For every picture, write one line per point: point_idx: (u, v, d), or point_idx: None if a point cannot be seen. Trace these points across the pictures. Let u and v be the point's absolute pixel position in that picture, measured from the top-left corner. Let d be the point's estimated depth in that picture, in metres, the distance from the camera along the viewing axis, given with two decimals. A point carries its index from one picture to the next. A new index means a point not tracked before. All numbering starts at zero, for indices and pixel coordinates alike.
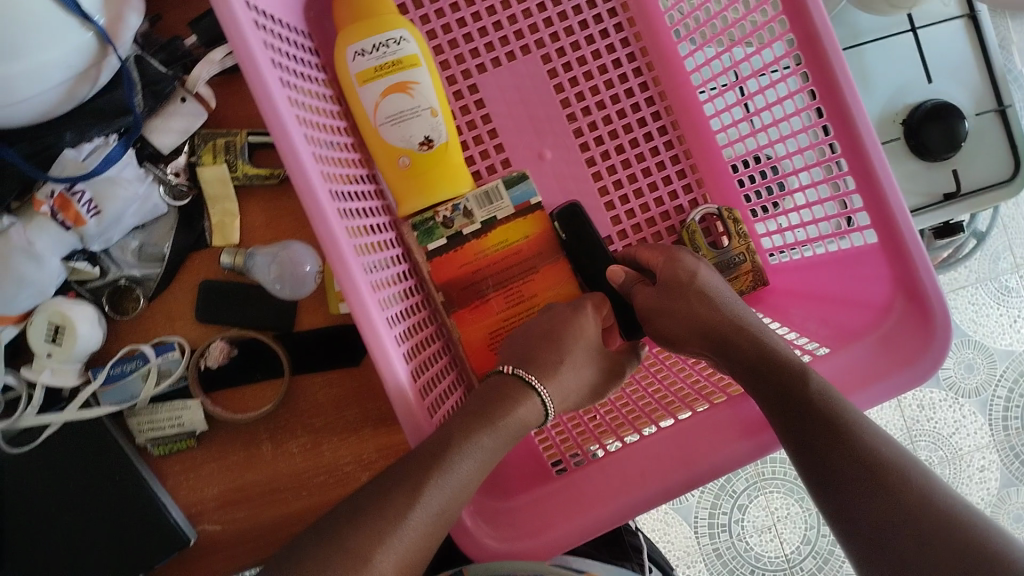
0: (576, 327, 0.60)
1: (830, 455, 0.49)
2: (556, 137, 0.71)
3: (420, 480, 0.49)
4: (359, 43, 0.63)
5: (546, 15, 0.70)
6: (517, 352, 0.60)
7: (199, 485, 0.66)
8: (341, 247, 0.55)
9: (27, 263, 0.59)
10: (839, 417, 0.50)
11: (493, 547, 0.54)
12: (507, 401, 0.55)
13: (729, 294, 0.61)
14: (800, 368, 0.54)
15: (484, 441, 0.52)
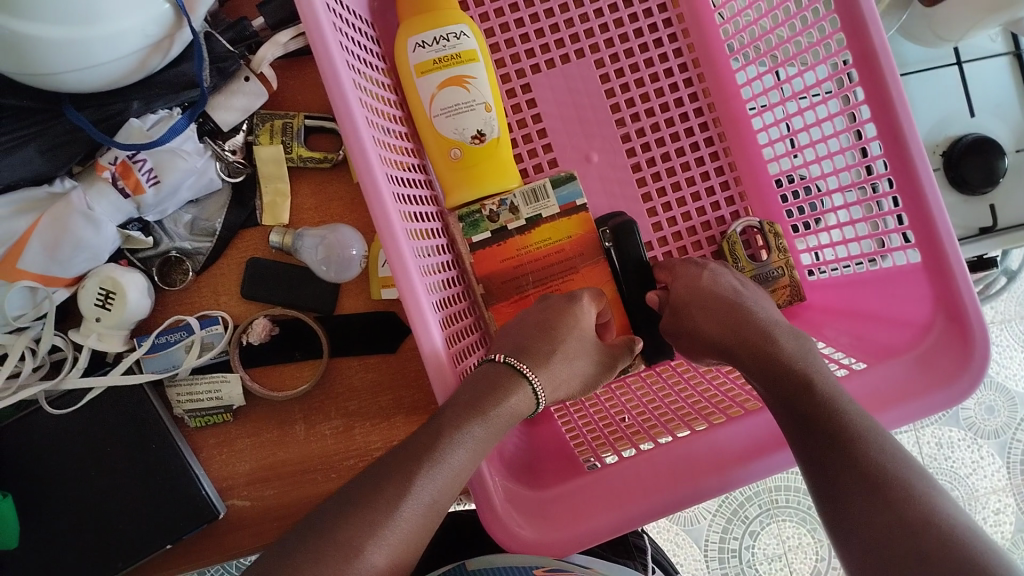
0: (571, 318, 0.60)
1: (829, 456, 0.48)
2: (604, 140, 0.72)
3: (411, 471, 0.49)
4: (421, 35, 0.65)
5: (603, 21, 0.72)
6: (511, 338, 0.59)
7: (233, 459, 0.67)
8: (394, 228, 0.55)
9: (84, 225, 0.61)
10: (846, 428, 0.49)
11: (525, 536, 0.54)
12: (505, 388, 0.54)
13: (728, 297, 0.62)
14: (804, 381, 0.53)
15: (475, 431, 0.51)
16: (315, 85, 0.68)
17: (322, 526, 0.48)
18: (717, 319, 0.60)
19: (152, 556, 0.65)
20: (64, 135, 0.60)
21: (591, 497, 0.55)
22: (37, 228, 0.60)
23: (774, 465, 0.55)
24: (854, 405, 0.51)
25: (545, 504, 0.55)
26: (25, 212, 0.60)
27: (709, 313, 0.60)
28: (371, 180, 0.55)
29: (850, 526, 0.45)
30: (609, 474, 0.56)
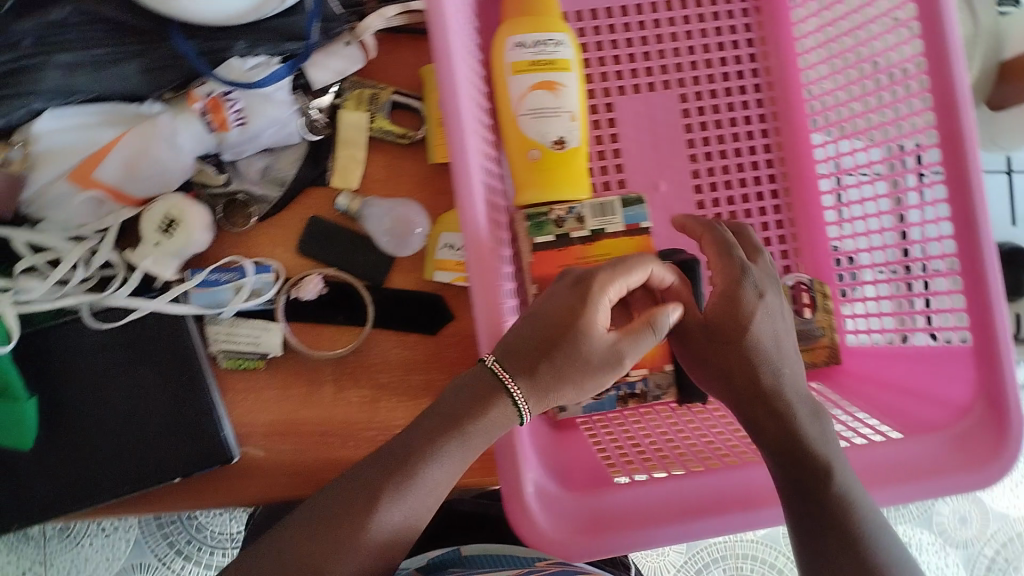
0: (580, 317, 0.51)
1: (821, 525, 0.50)
2: (674, 172, 0.74)
3: (380, 491, 0.49)
4: (521, 35, 0.67)
5: (694, 58, 0.73)
6: (515, 333, 0.52)
7: (256, 408, 0.67)
8: (477, 212, 0.56)
9: (166, 150, 0.60)
10: (843, 518, 0.50)
11: (548, 532, 0.54)
12: (489, 408, 0.51)
13: (767, 356, 0.55)
14: (824, 467, 0.51)
15: (451, 450, 0.50)
16: (409, 63, 0.69)
17: (297, 535, 0.48)
18: (752, 373, 0.55)
19: (160, 489, 0.64)
20: (164, 61, 0.60)
21: (618, 510, 0.56)
22: (119, 145, 0.59)
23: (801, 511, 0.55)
24: (858, 487, 0.51)
25: (570, 506, 0.56)
26: (113, 125, 0.60)
27: (744, 361, 0.55)
28: (462, 169, 0.56)
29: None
30: (643, 489, 0.56)
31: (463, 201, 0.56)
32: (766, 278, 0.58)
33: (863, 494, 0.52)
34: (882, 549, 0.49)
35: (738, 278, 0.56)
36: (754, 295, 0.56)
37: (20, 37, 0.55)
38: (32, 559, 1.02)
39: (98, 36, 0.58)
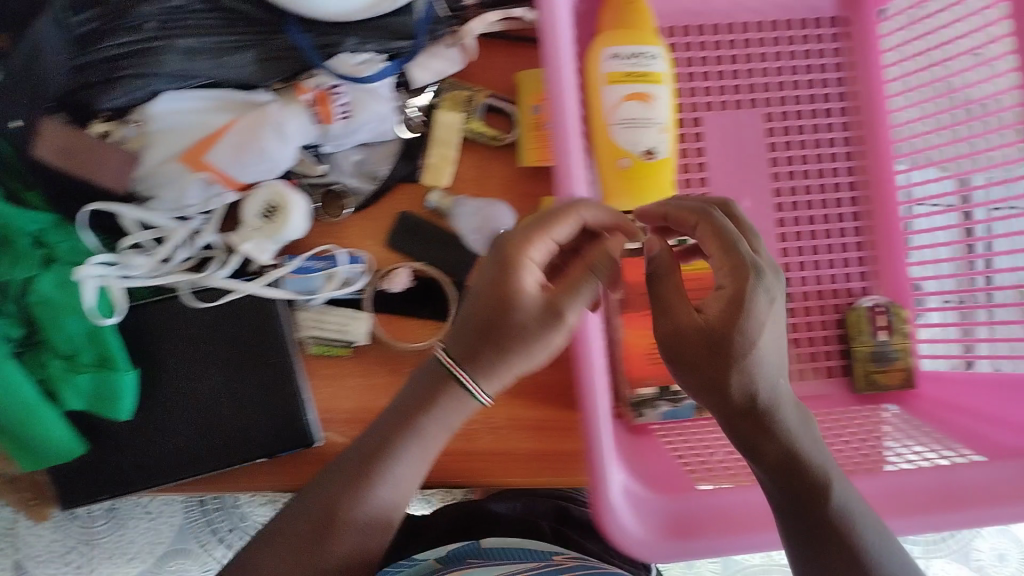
0: (508, 289, 0.50)
1: (817, 536, 0.49)
2: (755, 190, 0.74)
3: (341, 496, 0.51)
4: (617, 47, 0.68)
5: (782, 79, 0.74)
6: (462, 316, 0.52)
7: (337, 395, 0.69)
8: None
9: (272, 138, 0.61)
10: (832, 522, 0.49)
11: (635, 532, 0.57)
12: (437, 397, 0.53)
13: (768, 370, 0.49)
14: (818, 481, 0.50)
15: (409, 447, 0.52)
16: (505, 68, 0.71)
17: (272, 546, 0.50)
18: (747, 390, 0.49)
19: (244, 466, 0.66)
20: (277, 51, 0.62)
21: (699, 518, 0.58)
22: (229, 130, 0.61)
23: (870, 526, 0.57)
24: (854, 496, 0.50)
25: (657, 509, 0.59)
26: (222, 111, 0.62)
27: (746, 374, 0.49)
28: (567, 178, 0.58)
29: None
30: (723, 496, 0.59)
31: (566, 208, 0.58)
32: (769, 268, 0.51)
33: (854, 496, 0.51)
34: (874, 552, 0.49)
35: (746, 279, 0.49)
36: (765, 296, 0.49)
37: (144, 20, 0.58)
38: (78, 537, 1.04)
39: (216, 23, 0.60)
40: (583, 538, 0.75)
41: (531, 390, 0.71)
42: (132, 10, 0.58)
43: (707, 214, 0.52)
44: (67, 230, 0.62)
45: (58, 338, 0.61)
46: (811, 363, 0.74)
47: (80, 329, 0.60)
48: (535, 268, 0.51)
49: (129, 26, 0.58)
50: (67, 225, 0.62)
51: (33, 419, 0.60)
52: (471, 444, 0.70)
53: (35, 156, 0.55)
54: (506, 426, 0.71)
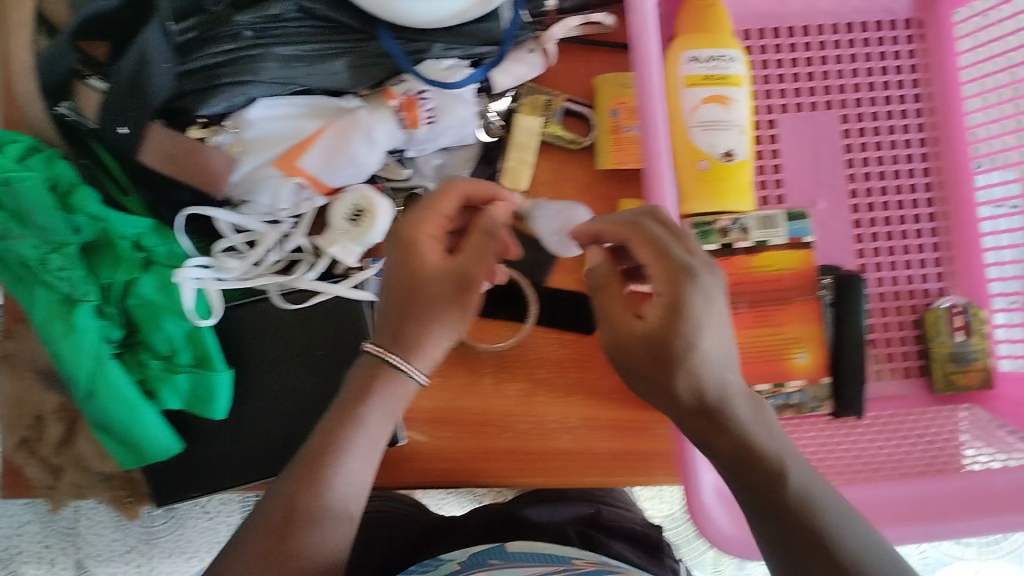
0: (415, 264, 0.58)
1: (780, 523, 0.45)
2: (831, 191, 0.74)
3: (295, 495, 0.53)
4: (696, 51, 0.69)
5: (858, 80, 0.74)
6: (383, 301, 0.60)
7: (420, 394, 0.71)
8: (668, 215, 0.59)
9: (362, 143, 0.63)
10: (798, 515, 0.45)
11: (730, 532, 0.57)
12: (372, 386, 0.57)
13: (714, 371, 0.49)
14: (775, 467, 0.47)
15: (355, 437, 0.56)
16: (583, 72, 0.72)
17: (256, 539, 0.52)
18: (695, 389, 0.48)
19: None
20: (368, 57, 0.63)
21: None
22: (321, 136, 0.63)
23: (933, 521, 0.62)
24: (814, 481, 0.47)
25: None
26: (314, 117, 0.63)
27: (692, 379, 0.48)
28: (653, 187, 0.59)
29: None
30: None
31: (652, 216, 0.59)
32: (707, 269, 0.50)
33: (822, 488, 0.47)
34: (848, 537, 0.44)
35: (680, 279, 0.48)
36: (697, 287, 0.48)
37: (241, 29, 0.60)
38: (138, 537, 1.06)
39: (310, 32, 0.62)
40: (608, 541, 0.71)
41: (610, 391, 0.71)
42: (230, 19, 0.59)
43: (629, 220, 0.53)
44: (164, 232, 0.63)
45: (157, 338, 0.63)
46: (887, 364, 0.75)
47: (178, 330, 0.63)
48: (432, 241, 0.59)
49: (229, 35, 0.60)
50: (164, 228, 0.63)
51: (134, 419, 0.61)
52: (551, 443, 0.71)
53: (141, 158, 0.57)
54: (584, 425, 0.71)
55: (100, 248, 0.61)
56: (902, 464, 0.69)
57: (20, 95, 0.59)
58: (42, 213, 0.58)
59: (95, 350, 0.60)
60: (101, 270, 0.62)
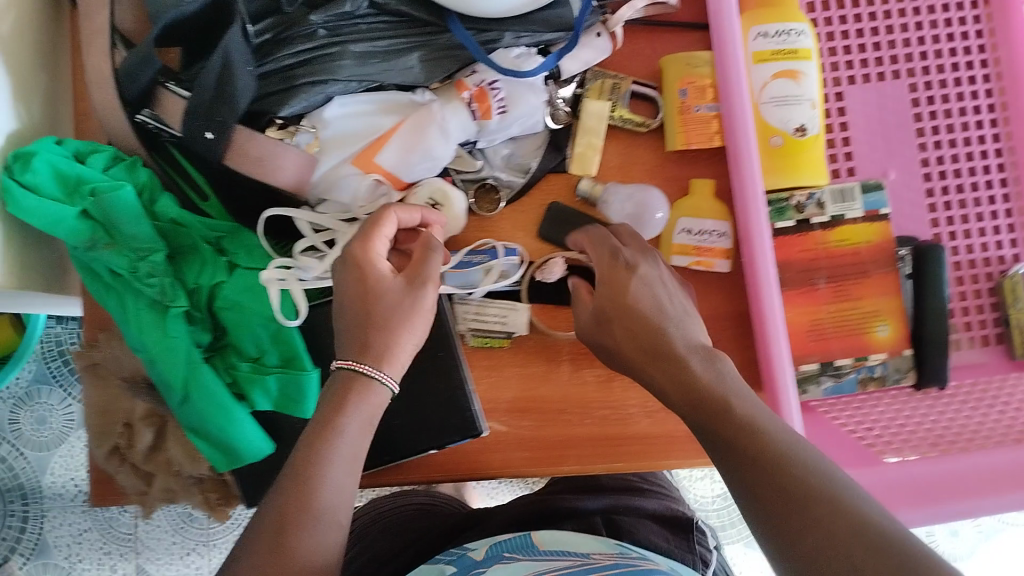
0: (365, 281, 0.56)
1: (739, 459, 0.43)
2: (903, 160, 0.74)
3: (283, 511, 0.48)
4: (764, 26, 0.68)
5: (923, 49, 0.73)
6: (340, 328, 0.57)
7: (498, 386, 0.71)
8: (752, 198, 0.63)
9: (437, 136, 0.63)
10: (767, 453, 0.42)
11: None
12: (349, 395, 0.53)
13: (648, 314, 0.54)
14: (720, 403, 0.47)
15: (337, 445, 0.51)
16: (649, 54, 0.72)
17: (250, 553, 0.47)
18: (633, 339, 0.54)
19: (414, 458, 0.70)
20: (442, 49, 0.63)
21: (892, 488, 0.65)
22: (397, 132, 0.62)
23: (1010, 490, 0.64)
24: (762, 409, 0.46)
25: None
26: (389, 113, 0.63)
27: (630, 332, 0.54)
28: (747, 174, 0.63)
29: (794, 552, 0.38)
30: (907, 467, 0.66)
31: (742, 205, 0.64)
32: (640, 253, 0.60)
33: (772, 416, 0.45)
34: (812, 462, 0.42)
35: (608, 264, 0.60)
36: (618, 262, 0.59)
37: (316, 28, 0.60)
38: (197, 539, 1.07)
39: (383, 27, 0.62)
40: (636, 525, 0.70)
41: None
42: (305, 19, 0.60)
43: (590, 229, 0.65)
44: (246, 234, 0.63)
45: (244, 339, 0.64)
46: (966, 332, 0.74)
47: (264, 331, 0.63)
48: (382, 257, 0.57)
49: (304, 34, 0.60)
50: (243, 231, 0.63)
51: (229, 423, 0.62)
52: (631, 427, 0.71)
53: (226, 162, 0.57)
54: (664, 408, 0.71)
55: (186, 254, 0.62)
56: (986, 433, 0.70)
57: (95, 106, 0.58)
58: (131, 221, 0.58)
59: (188, 356, 0.61)
60: (188, 275, 0.62)
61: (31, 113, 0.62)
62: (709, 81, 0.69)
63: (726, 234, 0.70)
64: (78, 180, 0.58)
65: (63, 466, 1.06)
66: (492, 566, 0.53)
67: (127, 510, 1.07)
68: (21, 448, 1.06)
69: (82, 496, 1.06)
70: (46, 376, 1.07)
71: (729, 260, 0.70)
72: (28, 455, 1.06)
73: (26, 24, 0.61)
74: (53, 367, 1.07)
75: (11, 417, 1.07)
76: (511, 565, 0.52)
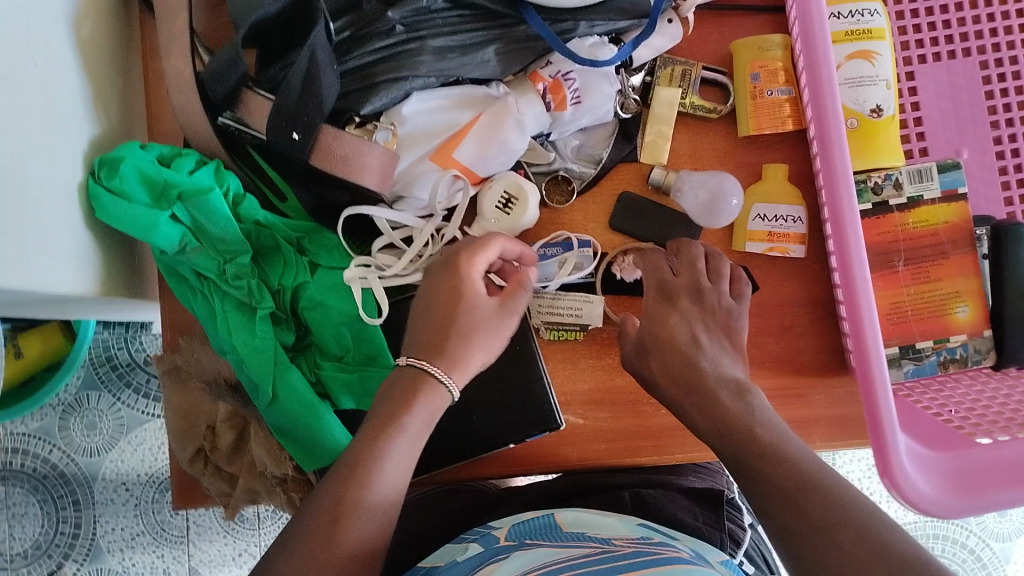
0: (457, 290, 0.56)
1: (758, 480, 0.48)
2: (976, 139, 0.73)
3: (341, 496, 0.48)
4: (836, 7, 0.67)
5: (993, 25, 0.72)
6: (415, 327, 0.56)
7: (573, 377, 0.69)
8: (841, 180, 0.61)
9: (513, 129, 0.63)
10: (786, 473, 0.47)
11: (927, 489, 0.59)
12: (417, 395, 0.53)
13: (682, 350, 0.56)
14: (746, 433, 0.50)
15: (396, 443, 0.51)
16: (716, 41, 0.71)
17: (303, 537, 0.47)
18: (669, 374, 0.56)
19: (491, 454, 0.68)
20: (517, 42, 0.63)
21: (988, 471, 0.61)
22: (476, 125, 0.62)
23: None
24: (785, 436, 0.50)
25: (949, 470, 0.62)
26: (464, 107, 0.63)
27: (664, 363, 0.57)
28: (836, 153, 0.61)
29: (811, 565, 0.43)
30: (1004, 450, 0.62)
31: (829, 184, 0.61)
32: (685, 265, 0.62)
33: (798, 445, 0.49)
34: (834, 484, 0.45)
35: (654, 283, 0.62)
36: (661, 283, 0.62)
37: (394, 24, 0.60)
38: (248, 541, 1.07)
39: (458, 21, 0.62)
40: (664, 501, 0.66)
41: (763, 359, 0.69)
42: (383, 15, 0.60)
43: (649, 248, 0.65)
44: (326, 234, 0.64)
45: (326, 340, 0.64)
46: None
47: (346, 329, 0.63)
48: (479, 274, 0.57)
49: (382, 30, 0.60)
50: (323, 230, 0.64)
51: (318, 422, 0.62)
52: None
53: (312, 161, 0.58)
54: None
55: (269, 254, 0.62)
56: None
57: (177, 110, 0.59)
58: (218, 224, 0.59)
59: (275, 356, 0.62)
60: (272, 275, 0.62)
61: (109, 117, 0.62)
62: (780, 64, 0.69)
63: (801, 219, 0.69)
64: (165, 183, 0.58)
65: (114, 471, 1.06)
66: (511, 552, 0.50)
67: (178, 512, 1.07)
68: (72, 454, 1.06)
69: (134, 500, 1.06)
70: (95, 382, 1.07)
71: (804, 245, 0.70)
72: (79, 461, 1.06)
73: (103, 30, 0.61)
74: (101, 373, 1.08)
75: (60, 424, 1.07)
76: (530, 549, 0.49)
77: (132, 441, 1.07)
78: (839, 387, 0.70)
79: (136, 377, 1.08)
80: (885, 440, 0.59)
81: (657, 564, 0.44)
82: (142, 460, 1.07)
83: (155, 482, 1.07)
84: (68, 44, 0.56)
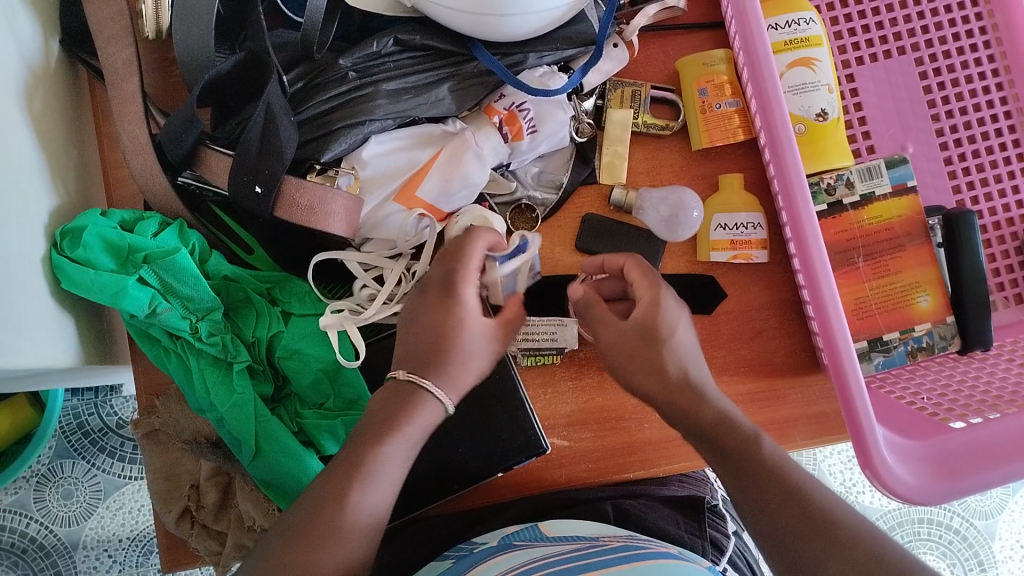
0: (457, 317, 0.54)
1: (765, 499, 0.50)
2: (919, 133, 0.76)
3: (342, 492, 0.49)
4: (773, 18, 0.70)
5: (925, 22, 0.74)
6: (411, 335, 0.55)
7: (554, 401, 0.69)
8: (800, 179, 0.62)
9: (474, 162, 0.64)
10: (794, 491, 0.49)
11: (908, 479, 0.61)
12: (410, 408, 0.52)
13: None
14: (745, 445, 0.53)
15: (392, 449, 0.51)
16: (662, 60, 0.73)
17: (300, 534, 0.47)
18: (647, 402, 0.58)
19: (480, 485, 0.67)
20: (469, 78, 0.64)
21: (965, 455, 0.62)
22: (436, 162, 0.64)
23: None
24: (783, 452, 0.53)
25: (925, 456, 0.63)
26: (424, 146, 0.64)
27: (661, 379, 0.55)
28: (790, 161, 0.62)
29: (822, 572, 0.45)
30: (980, 431, 0.63)
31: (785, 188, 0.63)
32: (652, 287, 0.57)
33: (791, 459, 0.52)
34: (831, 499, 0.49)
35: (651, 296, 0.57)
36: (650, 286, 0.57)
37: (346, 71, 0.61)
38: None
39: (410, 63, 0.63)
40: (643, 509, 0.66)
41: (738, 364, 0.71)
42: (334, 64, 0.61)
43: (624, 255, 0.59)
44: (296, 282, 0.64)
45: (305, 390, 0.64)
46: (1000, 293, 0.76)
47: (326, 375, 0.63)
48: (473, 294, 0.55)
49: (336, 79, 0.61)
50: (293, 278, 0.64)
51: (303, 471, 0.61)
52: None
53: (277, 214, 0.58)
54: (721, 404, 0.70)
55: (240, 308, 0.63)
56: None
57: (136, 173, 0.59)
58: (187, 284, 0.59)
59: (255, 410, 0.61)
60: (245, 328, 0.63)
61: (67, 186, 0.61)
62: (725, 78, 0.71)
63: (760, 225, 0.71)
64: (130, 249, 0.58)
65: (95, 538, 1.04)
66: (495, 557, 0.50)
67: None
68: (49, 525, 1.04)
69: (117, 566, 1.04)
70: (67, 451, 1.06)
71: (766, 250, 0.71)
72: (58, 531, 1.04)
73: (55, 101, 0.61)
74: (74, 441, 1.06)
75: (36, 496, 1.04)
76: (517, 552, 0.50)
77: (111, 506, 1.05)
78: (813, 386, 0.71)
79: (110, 442, 1.07)
80: (863, 433, 0.60)
81: (637, 560, 0.45)
82: (124, 523, 1.05)
83: (137, 546, 1.04)
84: (22, 119, 0.56)
